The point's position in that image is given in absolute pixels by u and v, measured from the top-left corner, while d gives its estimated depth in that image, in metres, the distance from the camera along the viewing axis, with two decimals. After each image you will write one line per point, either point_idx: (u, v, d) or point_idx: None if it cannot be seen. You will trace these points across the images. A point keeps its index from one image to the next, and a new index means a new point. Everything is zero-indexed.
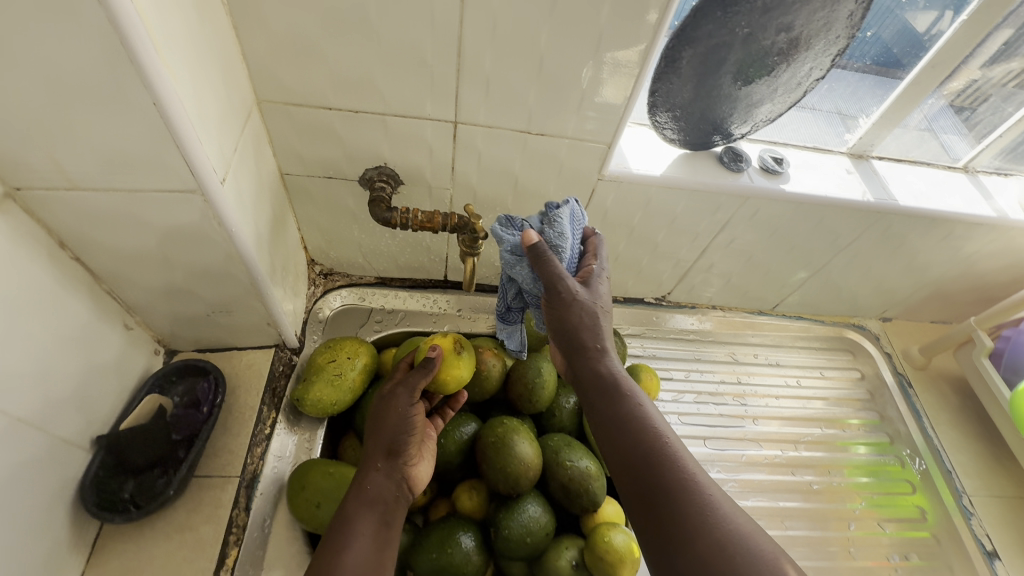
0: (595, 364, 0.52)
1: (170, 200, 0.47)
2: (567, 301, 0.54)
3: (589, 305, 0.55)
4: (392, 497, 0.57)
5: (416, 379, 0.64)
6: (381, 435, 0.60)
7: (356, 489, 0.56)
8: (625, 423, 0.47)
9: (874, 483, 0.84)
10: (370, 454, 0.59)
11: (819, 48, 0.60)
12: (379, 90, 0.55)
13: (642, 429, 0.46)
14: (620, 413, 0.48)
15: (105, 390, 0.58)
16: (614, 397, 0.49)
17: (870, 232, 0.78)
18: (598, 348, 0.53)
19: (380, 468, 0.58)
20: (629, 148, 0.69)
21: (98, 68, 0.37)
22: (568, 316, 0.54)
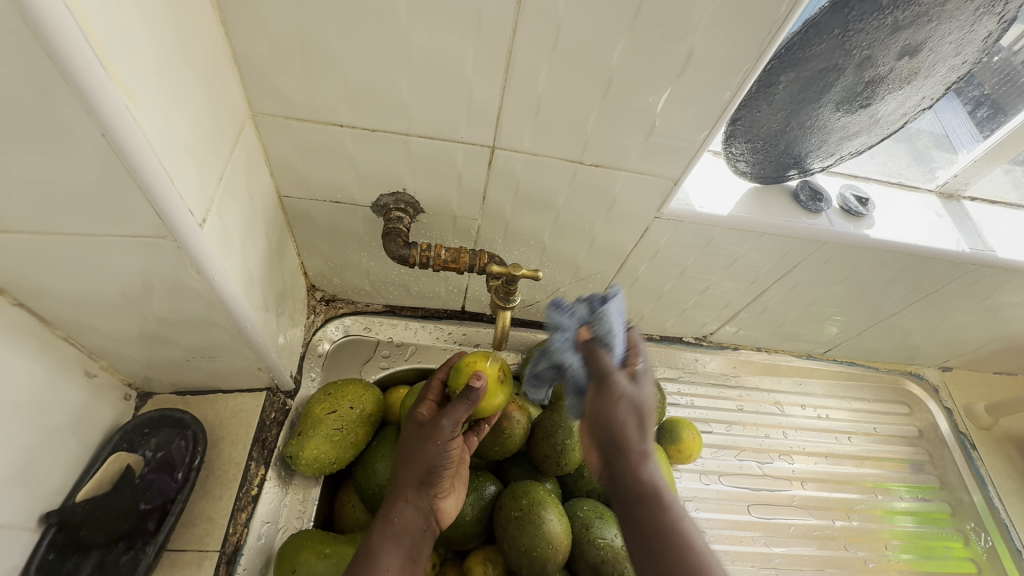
0: (636, 471, 0.38)
1: (133, 245, 0.37)
2: (615, 397, 0.41)
3: (639, 404, 0.41)
4: (421, 531, 0.49)
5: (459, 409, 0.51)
6: (417, 461, 0.50)
7: (382, 521, 0.48)
8: (661, 546, 0.35)
9: (935, 561, 0.76)
10: (404, 480, 0.50)
11: (939, 75, 0.49)
12: (405, 105, 0.45)
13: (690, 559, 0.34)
14: (667, 536, 0.35)
15: (58, 453, 0.49)
16: (652, 508, 0.37)
17: (955, 283, 0.68)
18: (643, 456, 0.39)
19: (412, 500, 0.49)
20: (694, 179, 0.59)
21: (23, 90, 0.26)
22: (614, 413, 0.41)
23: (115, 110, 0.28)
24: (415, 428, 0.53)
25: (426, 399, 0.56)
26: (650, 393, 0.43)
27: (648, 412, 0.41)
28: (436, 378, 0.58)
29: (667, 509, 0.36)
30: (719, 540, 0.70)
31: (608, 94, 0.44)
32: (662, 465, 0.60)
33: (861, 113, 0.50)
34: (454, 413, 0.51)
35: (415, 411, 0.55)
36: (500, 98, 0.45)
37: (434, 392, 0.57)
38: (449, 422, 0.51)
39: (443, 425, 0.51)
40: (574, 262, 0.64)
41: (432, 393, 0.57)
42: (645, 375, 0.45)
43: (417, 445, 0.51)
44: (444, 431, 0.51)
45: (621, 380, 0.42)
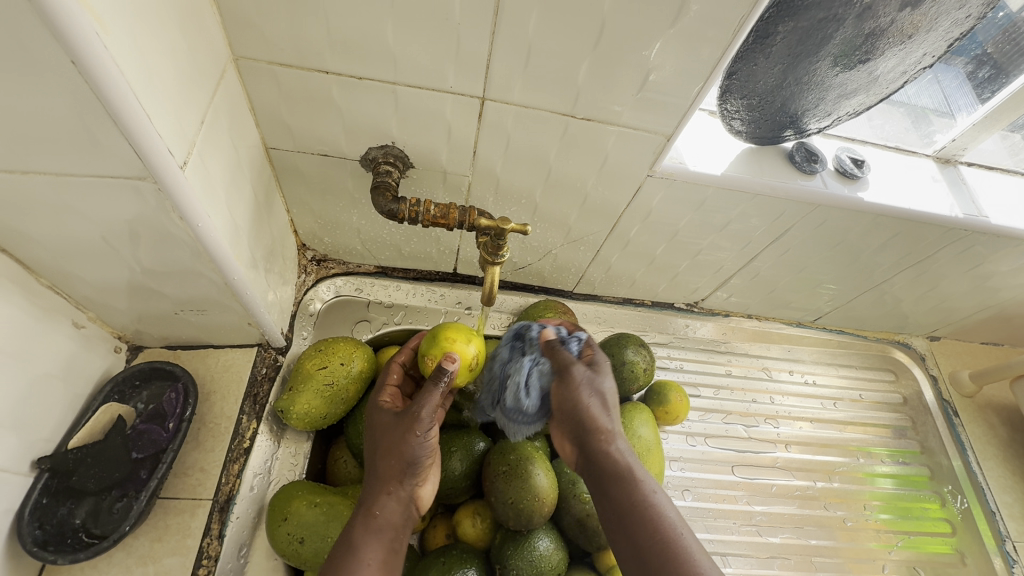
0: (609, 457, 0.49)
1: (113, 187, 0.38)
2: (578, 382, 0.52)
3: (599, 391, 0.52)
4: (402, 521, 0.48)
5: (431, 395, 0.51)
6: (395, 454, 0.49)
7: (364, 514, 0.47)
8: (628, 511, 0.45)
9: (911, 521, 0.79)
10: (384, 472, 0.49)
11: (942, 29, 0.48)
12: (392, 52, 0.44)
13: (643, 520, 0.44)
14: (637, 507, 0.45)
15: (48, 401, 0.49)
16: (625, 482, 0.47)
17: (947, 249, 0.68)
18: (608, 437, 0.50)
19: (393, 492, 0.49)
20: (687, 138, 0.58)
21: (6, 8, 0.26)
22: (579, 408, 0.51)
23: (82, 35, 0.28)
24: (387, 419, 0.52)
25: (386, 386, 0.56)
26: (608, 382, 0.53)
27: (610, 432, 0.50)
28: (394, 361, 0.58)
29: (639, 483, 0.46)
30: (702, 499, 0.72)
31: (600, 42, 0.43)
32: (647, 429, 0.64)
33: (861, 69, 0.50)
34: (434, 399, 0.51)
35: (378, 400, 0.54)
36: (489, 45, 0.44)
37: (394, 378, 0.57)
38: (425, 412, 0.50)
39: (418, 416, 0.50)
40: (566, 222, 0.63)
41: (392, 378, 0.57)
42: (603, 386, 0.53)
43: (393, 437, 0.50)
44: (422, 422, 0.50)
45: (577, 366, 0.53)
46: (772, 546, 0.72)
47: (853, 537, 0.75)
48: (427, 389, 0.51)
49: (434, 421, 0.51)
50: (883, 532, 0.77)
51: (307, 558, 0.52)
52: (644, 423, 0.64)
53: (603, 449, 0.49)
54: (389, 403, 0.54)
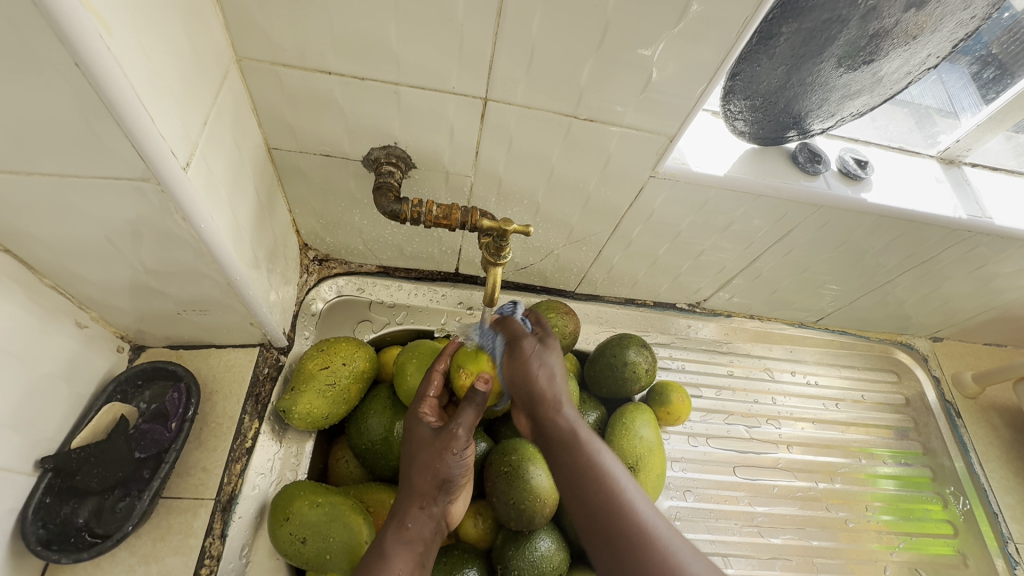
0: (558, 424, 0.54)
1: (116, 188, 0.38)
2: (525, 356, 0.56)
3: (543, 368, 0.56)
4: (432, 534, 0.50)
5: (467, 415, 0.52)
6: (432, 469, 0.51)
7: (396, 525, 0.48)
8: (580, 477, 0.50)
9: (913, 522, 0.78)
10: (419, 486, 0.50)
11: (947, 30, 0.47)
12: (395, 52, 0.44)
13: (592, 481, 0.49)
14: (584, 471, 0.50)
15: (51, 400, 0.49)
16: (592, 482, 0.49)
17: (951, 251, 0.68)
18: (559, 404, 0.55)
19: (425, 508, 0.50)
20: (690, 138, 0.58)
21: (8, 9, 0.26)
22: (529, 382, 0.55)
23: (85, 38, 0.28)
24: (425, 434, 0.52)
25: (425, 398, 0.55)
26: (555, 358, 0.57)
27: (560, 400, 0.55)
28: (436, 368, 0.57)
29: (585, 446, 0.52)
30: (704, 499, 0.72)
31: (603, 43, 0.43)
32: (649, 430, 0.64)
33: (865, 70, 0.49)
34: (469, 419, 0.52)
35: (418, 412, 0.54)
36: (491, 45, 0.44)
37: (434, 386, 0.56)
38: (463, 431, 0.52)
39: (456, 435, 0.51)
40: (568, 222, 0.63)
41: (431, 390, 0.56)
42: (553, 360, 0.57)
43: (431, 453, 0.51)
44: (458, 440, 0.51)
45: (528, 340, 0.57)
46: (774, 547, 0.72)
47: (854, 538, 0.75)
48: (464, 409, 0.52)
49: (468, 443, 0.52)
50: (884, 533, 0.77)
51: (309, 558, 0.52)
52: (645, 424, 0.64)
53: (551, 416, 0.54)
54: (429, 417, 0.54)
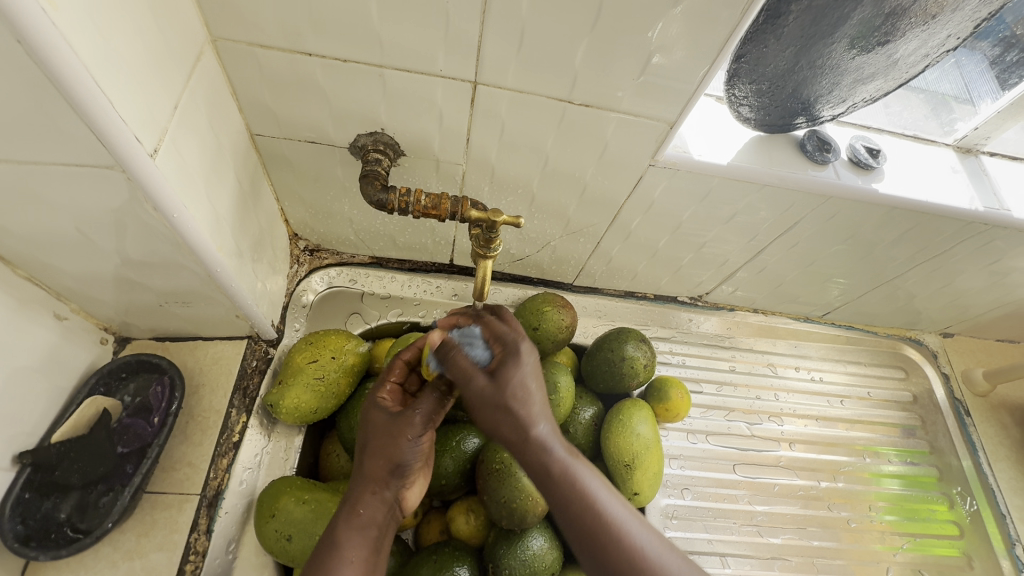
0: (534, 450, 0.41)
1: (81, 176, 0.36)
2: (487, 399, 0.43)
3: (500, 398, 0.42)
4: (386, 519, 0.47)
5: (426, 403, 0.49)
6: (385, 452, 0.47)
7: (348, 510, 0.45)
8: (569, 510, 0.40)
9: (917, 523, 0.77)
10: (371, 470, 0.47)
11: (968, 8, 0.44)
12: (378, 33, 0.42)
13: (586, 517, 0.40)
14: (567, 505, 0.40)
15: (29, 395, 0.48)
16: (551, 483, 0.41)
17: (966, 245, 0.65)
18: (525, 438, 0.42)
19: (379, 493, 0.47)
20: (692, 126, 0.55)
21: None
22: (499, 424, 0.43)
23: (24, 12, 0.26)
24: (381, 417, 0.49)
25: (386, 383, 0.53)
26: (527, 372, 0.44)
27: (519, 398, 0.42)
28: (399, 358, 0.54)
29: (569, 479, 0.41)
30: (703, 498, 0.71)
31: (598, 24, 0.41)
32: (647, 428, 0.62)
33: (878, 52, 0.47)
34: (427, 407, 0.49)
35: (376, 396, 0.51)
36: (480, 26, 0.41)
37: (396, 373, 0.53)
38: (419, 417, 0.49)
39: (412, 421, 0.49)
40: (565, 213, 0.61)
41: (393, 376, 0.53)
42: (520, 367, 0.44)
43: (383, 437, 0.48)
44: (415, 425, 0.48)
45: (476, 379, 0.43)
46: (773, 547, 0.70)
47: (857, 538, 0.73)
48: (425, 395, 0.49)
49: (425, 432, 0.49)
50: (888, 534, 0.75)
51: (296, 555, 0.51)
52: (642, 421, 0.62)
53: (534, 445, 0.42)
54: (388, 401, 0.51)
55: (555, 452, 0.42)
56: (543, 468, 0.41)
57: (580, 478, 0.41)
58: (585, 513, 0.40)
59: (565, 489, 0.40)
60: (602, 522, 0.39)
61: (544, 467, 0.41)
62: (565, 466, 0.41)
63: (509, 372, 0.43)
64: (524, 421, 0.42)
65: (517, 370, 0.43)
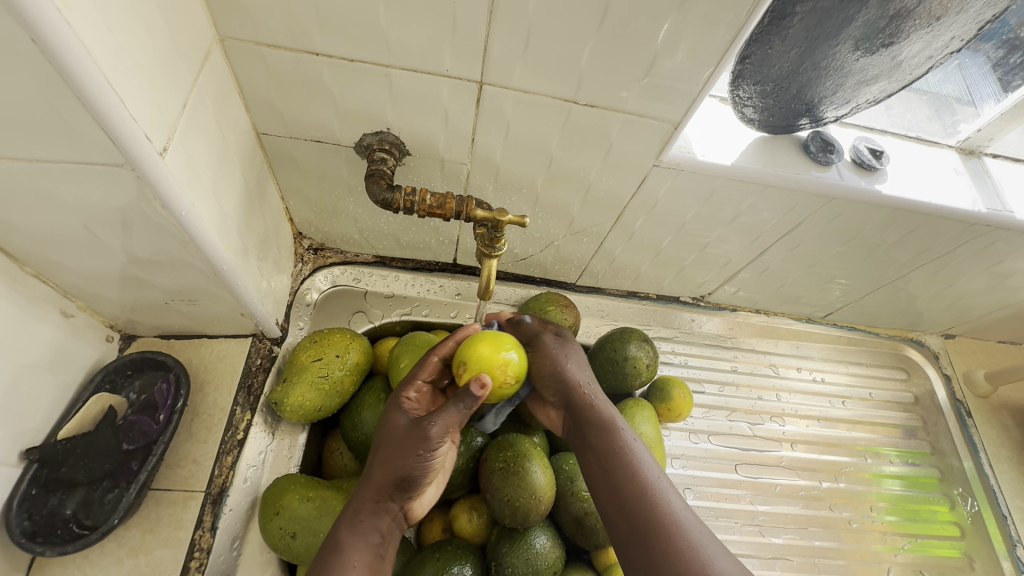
0: (593, 410, 0.51)
1: (90, 174, 0.36)
2: (548, 351, 0.55)
3: (559, 355, 0.54)
4: (389, 528, 0.48)
5: (449, 414, 0.48)
6: (394, 461, 0.47)
7: (351, 515, 0.46)
8: (613, 462, 0.46)
9: (918, 523, 0.77)
10: (378, 479, 0.47)
11: (972, 10, 0.44)
12: (385, 33, 0.42)
13: (629, 475, 0.44)
14: (612, 456, 0.46)
15: (35, 392, 0.49)
16: (604, 431, 0.49)
17: (968, 246, 0.65)
18: (580, 394, 0.52)
19: (382, 502, 0.47)
20: (696, 126, 0.55)
21: None
22: (559, 372, 0.53)
23: (39, 11, 0.26)
24: (399, 422, 0.49)
25: (415, 382, 0.53)
26: (576, 366, 0.54)
27: (582, 386, 0.52)
28: (432, 356, 0.54)
29: (617, 435, 0.48)
30: (704, 497, 0.71)
31: (604, 24, 0.41)
32: (650, 427, 0.62)
33: (882, 53, 0.47)
34: (448, 418, 0.48)
35: (401, 398, 0.51)
36: (486, 26, 0.41)
37: (426, 373, 0.53)
38: (437, 429, 0.47)
39: (429, 435, 0.47)
40: (568, 213, 0.61)
41: (424, 373, 0.53)
42: (573, 355, 0.55)
43: (396, 447, 0.48)
44: (430, 439, 0.47)
45: (545, 335, 0.56)
46: (775, 547, 0.70)
47: (858, 539, 0.74)
48: (446, 405, 0.48)
49: (441, 444, 0.48)
50: (889, 534, 0.75)
51: (300, 552, 0.51)
52: (645, 420, 0.62)
53: (587, 403, 0.51)
54: (412, 403, 0.51)
55: (605, 413, 0.50)
56: (592, 419, 0.50)
57: (628, 440, 0.48)
58: (630, 471, 0.45)
59: (614, 441, 0.47)
60: (645, 483, 0.44)
61: (599, 420, 0.50)
62: (615, 423, 0.49)
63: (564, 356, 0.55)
64: (577, 387, 0.52)
65: (569, 353, 0.55)
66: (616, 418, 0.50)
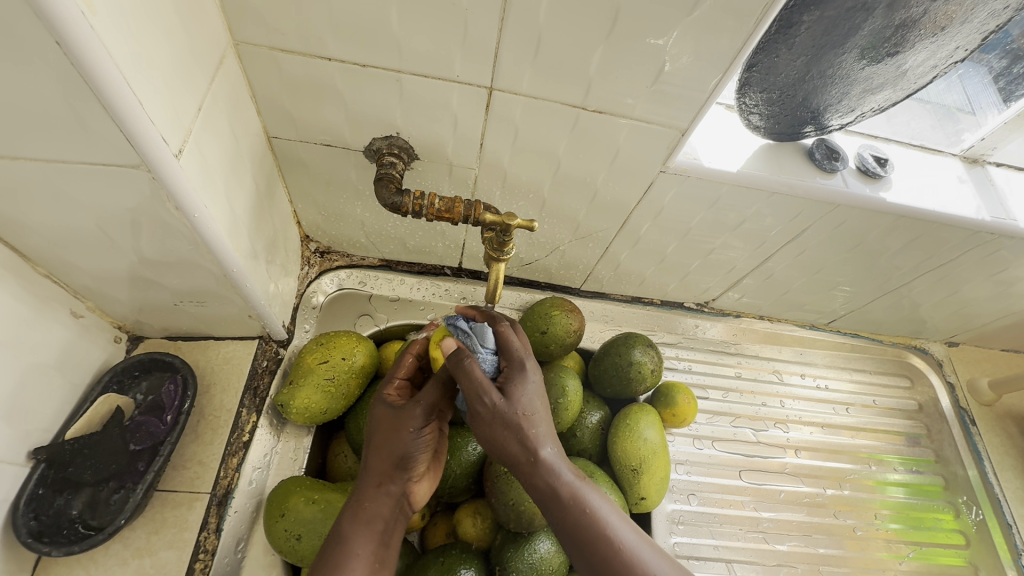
0: (544, 472, 0.43)
1: (106, 175, 0.37)
2: (487, 418, 0.44)
3: (511, 416, 0.44)
4: (393, 515, 0.47)
5: (431, 394, 0.49)
6: (388, 446, 0.48)
7: (353, 506, 0.46)
8: (578, 534, 0.42)
9: (923, 532, 0.77)
10: (374, 466, 0.48)
11: (977, 21, 0.45)
12: (396, 39, 0.43)
13: (594, 542, 0.41)
14: (577, 530, 0.42)
15: (43, 392, 0.49)
16: (560, 506, 0.42)
17: (972, 254, 0.66)
18: (535, 459, 0.43)
19: (383, 488, 0.47)
20: (702, 133, 0.56)
21: None
22: (500, 446, 0.44)
23: (65, 14, 0.27)
24: (386, 412, 0.50)
25: (394, 378, 0.53)
26: (529, 394, 0.45)
27: (526, 419, 0.44)
28: (408, 354, 0.54)
29: (576, 504, 0.42)
30: (708, 504, 0.71)
31: (614, 32, 0.41)
32: (654, 433, 0.62)
33: (888, 62, 0.47)
34: (431, 398, 0.49)
35: (382, 392, 0.52)
36: (497, 33, 0.42)
37: (404, 370, 0.53)
38: (422, 408, 0.49)
39: (415, 414, 0.49)
40: (575, 218, 0.61)
41: (402, 371, 0.54)
42: (527, 385, 0.46)
43: (387, 432, 0.49)
44: (416, 418, 0.48)
45: (488, 395, 0.44)
46: (779, 554, 0.70)
47: (862, 546, 0.73)
48: (427, 386, 0.49)
49: (429, 423, 0.49)
50: (893, 542, 0.75)
51: (305, 554, 0.51)
52: (649, 426, 0.62)
53: (533, 471, 0.43)
54: (394, 397, 0.52)
55: (565, 476, 0.43)
56: (541, 493, 0.43)
57: (590, 506, 0.42)
58: (593, 540, 0.41)
59: (570, 516, 0.42)
60: (610, 547, 0.41)
61: (550, 489, 0.43)
62: (574, 491, 0.42)
63: (516, 391, 0.45)
64: (528, 432, 0.44)
65: (523, 387, 0.45)
66: (576, 482, 0.43)
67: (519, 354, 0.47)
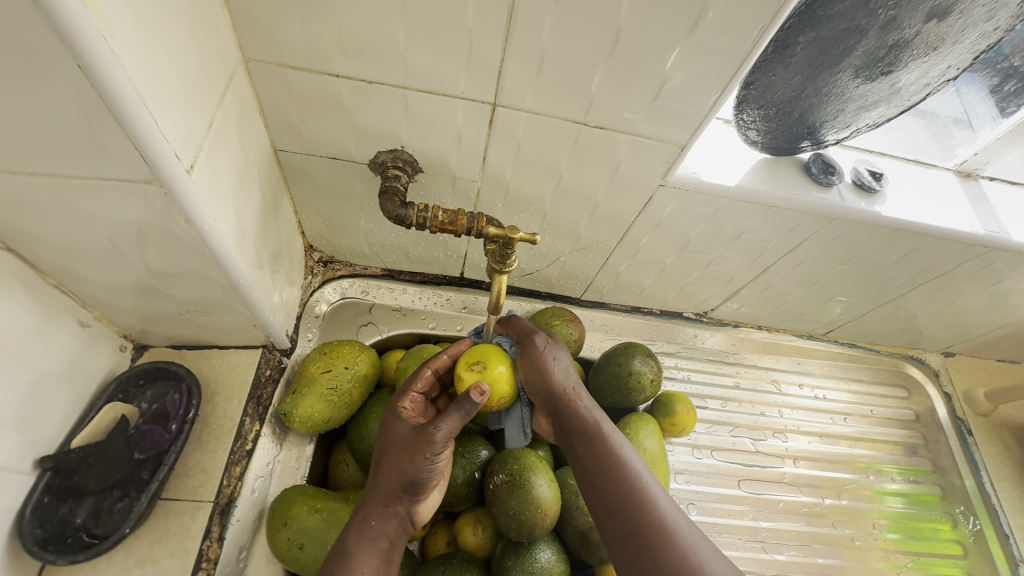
0: (578, 416, 0.51)
1: (119, 190, 0.37)
2: (536, 355, 0.54)
3: (552, 372, 0.53)
4: (396, 533, 0.48)
5: (451, 420, 0.49)
6: (399, 467, 0.48)
7: (359, 522, 0.46)
8: (600, 466, 0.47)
9: (921, 541, 0.77)
10: (383, 484, 0.48)
11: (968, 41, 0.46)
12: (403, 57, 0.44)
13: (619, 483, 0.45)
14: (601, 465, 0.47)
15: (50, 400, 0.49)
16: (590, 439, 0.49)
17: (966, 266, 0.67)
18: (585, 425, 0.50)
19: (389, 507, 0.48)
20: (700, 147, 0.57)
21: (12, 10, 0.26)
22: (545, 381, 0.53)
23: (87, 38, 0.28)
24: (401, 429, 0.50)
25: (410, 392, 0.54)
26: (562, 371, 0.53)
27: (571, 397, 0.52)
28: (426, 369, 0.55)
29: (606, 442, 0.48)
30: (708, 513, 0.71)
31: (616, 50, 0.43)
32: (654, 442, 0.63)
33: (882, 81, 0.48)
34: (451, 425, 0.49)
35: (398, 407, 0.52)
36: (501, 52, 0.43)
37: (419, 386, 0.54)
38: (441, 436, 0.48)
39: (433, 440, 0.48)
40: (576, 230, 0.62)
41: (419, 386, 0.54)
42: (561, 361, 0.54)
43: (401, 452, 0.49)
44: (434, 444, 0.48)
45: (537, 339, 0.55)
46: (778, 563, 0.70)
47: (860, 556, 0.74)
48: (449, 411, 0.49)
49: (444, 449, 0.49)
50: (891, 552, 0.75)
51: (308, 563, 0.51)
52: (649, 435, 0.63)
53: (570, 410, 0.52)
54: (408, 414, 0.52)
55: (596, 418, 0.51)
56: (575, 427, 0.51)
57: (616, 445, 0.48)
58: (621, 498, 0.44)
59: (603, 450, 0.48)
60: (634, 488, 0.45)
61: (591, 425, 0.50)
62: (600, 430, 0.49)
63: (553, 364, 0.53)
64: (563, 391, 0.52)
65: (556, 364, 0.53)
66: (600, 423, 0.50)
67: (544, 346, 0.55)
